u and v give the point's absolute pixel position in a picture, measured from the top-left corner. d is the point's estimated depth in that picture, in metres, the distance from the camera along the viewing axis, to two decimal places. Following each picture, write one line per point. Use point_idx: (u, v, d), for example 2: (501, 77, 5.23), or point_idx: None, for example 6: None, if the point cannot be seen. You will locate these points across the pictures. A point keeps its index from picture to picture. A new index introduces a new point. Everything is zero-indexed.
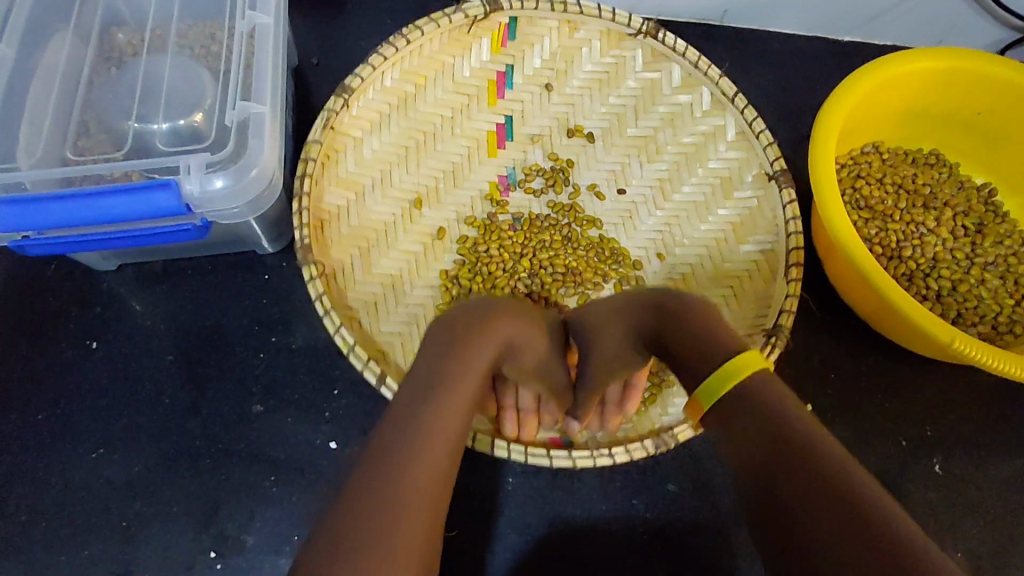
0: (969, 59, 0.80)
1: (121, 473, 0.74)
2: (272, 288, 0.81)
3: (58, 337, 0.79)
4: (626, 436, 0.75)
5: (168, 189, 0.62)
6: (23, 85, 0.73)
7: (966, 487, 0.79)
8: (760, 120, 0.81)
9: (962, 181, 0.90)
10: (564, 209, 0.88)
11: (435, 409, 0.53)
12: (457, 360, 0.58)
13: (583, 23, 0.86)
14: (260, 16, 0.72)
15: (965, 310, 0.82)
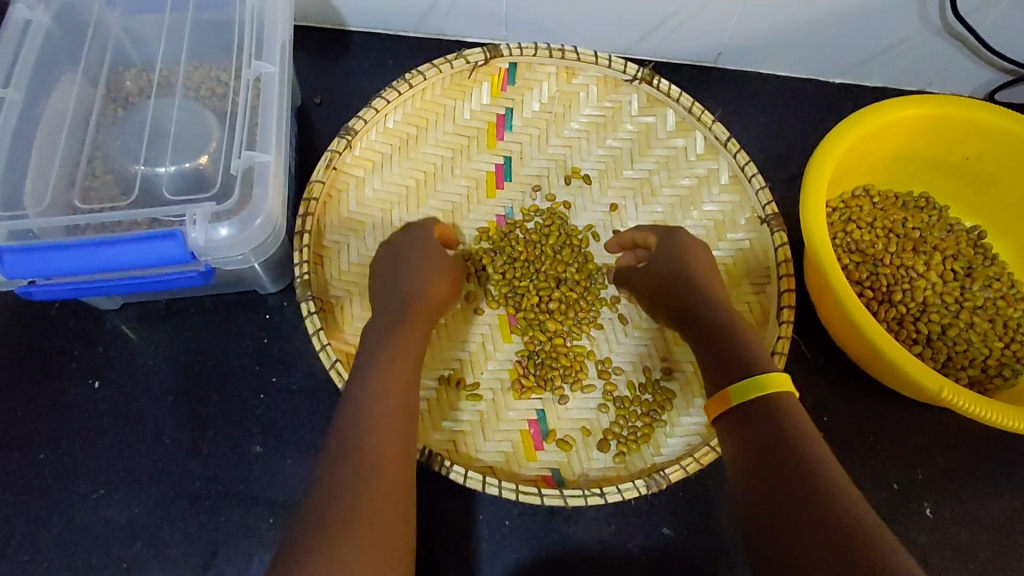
0: (957, 107, 0.82)
1: (121, 514, 0.75)
2: (273, 328, 0.83)
3: (61, 376, 0.80)
4: (618, 476, 0.76)
5: (174, 239, 0.64)
6: (31, 127, 0.74)
7: (958, 531, 0.79)
8: (752, 164, 0.83)
9: (952, 224, 0.92)
10: (562, 240, 0.88)
11: (386, 371, 0.62)
12: (394, 334, 0.67)
13: (582, 70, 0.89)
14: (266, 65, 0.74)
15: (955, 353, 0.83)
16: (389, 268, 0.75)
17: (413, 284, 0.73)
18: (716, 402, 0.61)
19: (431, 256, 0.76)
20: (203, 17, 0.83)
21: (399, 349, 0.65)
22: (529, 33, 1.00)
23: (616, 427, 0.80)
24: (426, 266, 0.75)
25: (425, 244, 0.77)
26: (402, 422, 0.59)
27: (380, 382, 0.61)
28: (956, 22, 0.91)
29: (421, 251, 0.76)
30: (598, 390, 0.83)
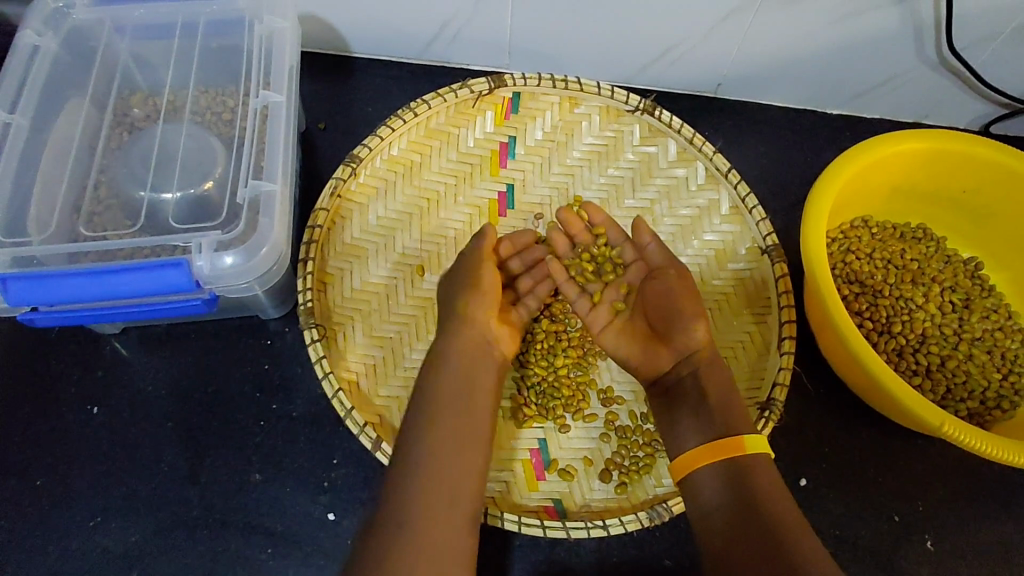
0: (954, 142, 0.83)
1: (118, 542, 0.75)
2: (274, 354, 0.83)
3: (60, 400, 0.79)
4: (619, 508, 0.76)
5: (180, 267, 0.66)
6: (36, 152, 0.74)
7: (959, 564, 0.79)
8: (753, 196, 0.84)
9: (949, 255, 0.93)
10: None
11: (468, 448, 0.64)
12: (471, 405, 0.68)
13: (584, 99, 0.90)
14: (273, 94, 0.75)
15: (954, 385, 0.84)
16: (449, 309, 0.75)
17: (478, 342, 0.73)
18: (682, 461, 0.67)
19: (485, 300, 0.75)
20: (211, 44, 0.84)
21: (479, 423, 0.67)
22: (532, 61, 1.01)
23: (619, 456, 0.80)
24: (480, 310, 0.74)
25: (479, 286, 0.75)
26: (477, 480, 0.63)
27: (463, 462, 0.63)
28: (951, 58, 0.92)
29: (472, 296, 0.75)
30: (600, 419, 0.83)
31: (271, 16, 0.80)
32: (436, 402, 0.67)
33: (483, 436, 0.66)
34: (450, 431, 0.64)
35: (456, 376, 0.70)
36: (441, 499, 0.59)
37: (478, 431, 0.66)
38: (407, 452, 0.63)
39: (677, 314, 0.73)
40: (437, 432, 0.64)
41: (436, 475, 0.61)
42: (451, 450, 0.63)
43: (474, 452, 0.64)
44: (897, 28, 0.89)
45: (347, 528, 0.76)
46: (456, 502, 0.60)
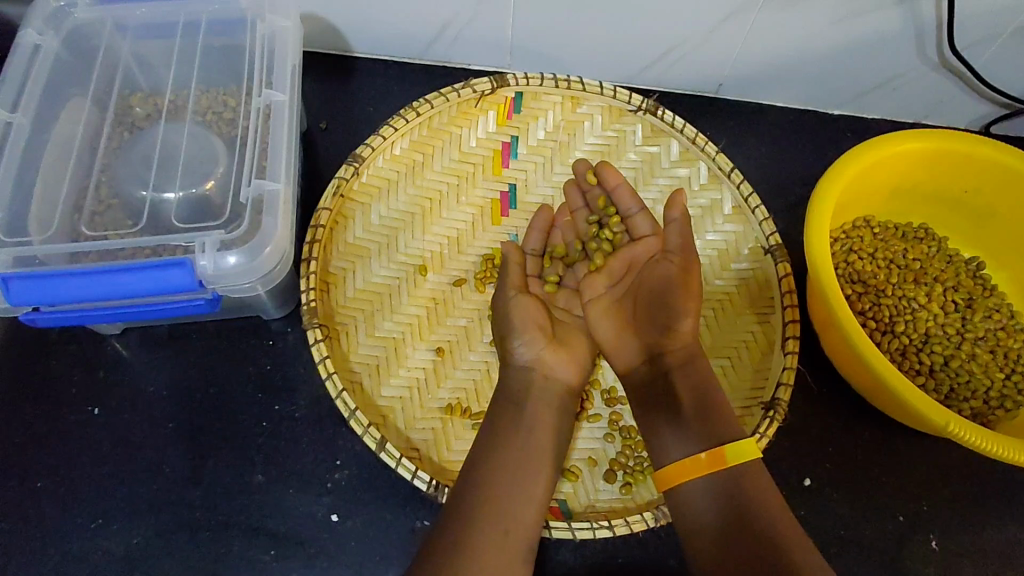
0: (957, 141, 0.83)
1: (119, 545, 0.74)
2: (276, 354, 0.82)
3: (61, 402, 0.79)
4: (623, 508, 0.76)
5: (184, 267, 0.65)
6: (37, 153, 0.74)
7: (963, 564, 0.79)
8: (756, 196, 0.84)
9: (951, 254, 0.93)
10: None
11: (529, 472, 0.70)
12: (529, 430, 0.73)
13: (586, 99, 0.90)
14: (276, 94, 0.75)
15: (957, 385, 0.84)
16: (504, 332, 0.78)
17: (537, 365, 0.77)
18: (669, 472, 0.67)
19: (533, 337, 0.77)
20: (213, 43, 0.83)
21: (539, 445, 0.72)
22: (533, 61, 1.01)
23: (623, 457, 0.80)
24: (530, 348, 0.76)
25: (518, 325, 0.77)
26: (537, 511, 0.68)
27: (526, 486, 0.69)
28: (952, 58, 0.92)
29: (518, 338, 0.77)
30: (604, 420, 0.83)
31: (274, 16, 0.80)
32: (500, 438, 0.72)
33: (545, 466, 0.71)
34: (509, 468, 0.69)
35: (516, 412, 0.74)
36: (498, 529, 0.65)
37: (539, 465, 0.71)
38: (466, 487, 0.68)
39: (665, 305, 0.71)
40: (496, 470, 0.68)
41: (499, 509, 0.66)
42: (510, 485, 0.68)
43: (538, 476, 0.70)
44: (899, 27, 0.89)
45: (351, 529, 0.76)
46: (517, 522, 0.66)
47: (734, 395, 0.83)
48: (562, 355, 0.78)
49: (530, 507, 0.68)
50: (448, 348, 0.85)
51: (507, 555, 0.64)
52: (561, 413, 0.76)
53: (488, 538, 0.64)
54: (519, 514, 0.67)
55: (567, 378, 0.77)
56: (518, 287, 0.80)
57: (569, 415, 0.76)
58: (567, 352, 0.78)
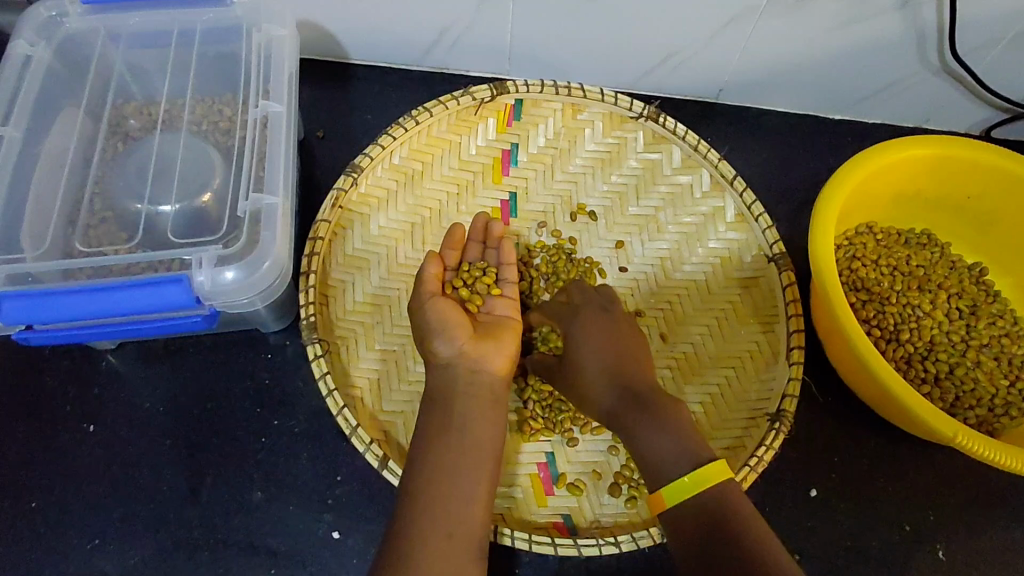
0: (958, 147, 0.83)
1: (117, 565, 0.73)
2: (275, 368, 0.81)
3: (56, 419, 0.78)
4: (631, 523, 0.75)
5: (181, 283, 0.64)
6: (28, 166, 0.72)
7: (970, 574, 0.79)
8: (759, 204, 0.83)
9: (954, 261, 0.92)
10: (580, 270, 0.88)
11: (463, 470, 0.65)
12: (457, 427, 0.68)
13: (587, 106, 0.89)
14: (273, 104, 0.74)
15: (963, 393, 0.83)
16: (423, 332, 0.74)
17: (458, 357, 0.71)
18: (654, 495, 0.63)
19: (453, 333, 0.72)
20: (208, 52, 0.82)
21: (472, 438, 0.68)
22: (533, 67, 1.00)
23: (627, 470, 0.78)
24: (451, 344, 0.71)
25: (439, 324, 0.72)
26: (481, 509, 0.64)
27: (465, 483, 0.65)
28: (954, 63, 0.92)
29: (440, 336, 0.72)
30: (607, 432, 0.82)
31: (269, 23, 0.79)
32: (432, 438, 0.67)
33: (487, 460, 0.67)
34: (447, 468, 0.65)
35: (446, 408, 0.69)
36: (443, 532, 0.61)
37: (479, 459, 0.67)
38: (410, 494, 0.64)
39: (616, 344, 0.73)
40: (437, 471, 0.64)
41: (440, 513, 0.62)
42: (451, 485, 0.64)
43: (480, 471, 0.66)
44: (901, 33, 0.89)
45: (352, 546, 0.75)
46: (460, 523, 0.62)
47: (738, 404, 0.82)
48: (487, 343, 0.73)
49: (472, 506, 0.64)
50: None
51: (455, 558, 0.60)
52: (496, 406, 0.71)
53: (431, 544, 0.60)
54: (464, 514, 0.63)
55: (498, 367, 0.73)
56: (434, 290, 0.77)
57: (503, 405, 0.72)
58: (494, 341, 0.74)
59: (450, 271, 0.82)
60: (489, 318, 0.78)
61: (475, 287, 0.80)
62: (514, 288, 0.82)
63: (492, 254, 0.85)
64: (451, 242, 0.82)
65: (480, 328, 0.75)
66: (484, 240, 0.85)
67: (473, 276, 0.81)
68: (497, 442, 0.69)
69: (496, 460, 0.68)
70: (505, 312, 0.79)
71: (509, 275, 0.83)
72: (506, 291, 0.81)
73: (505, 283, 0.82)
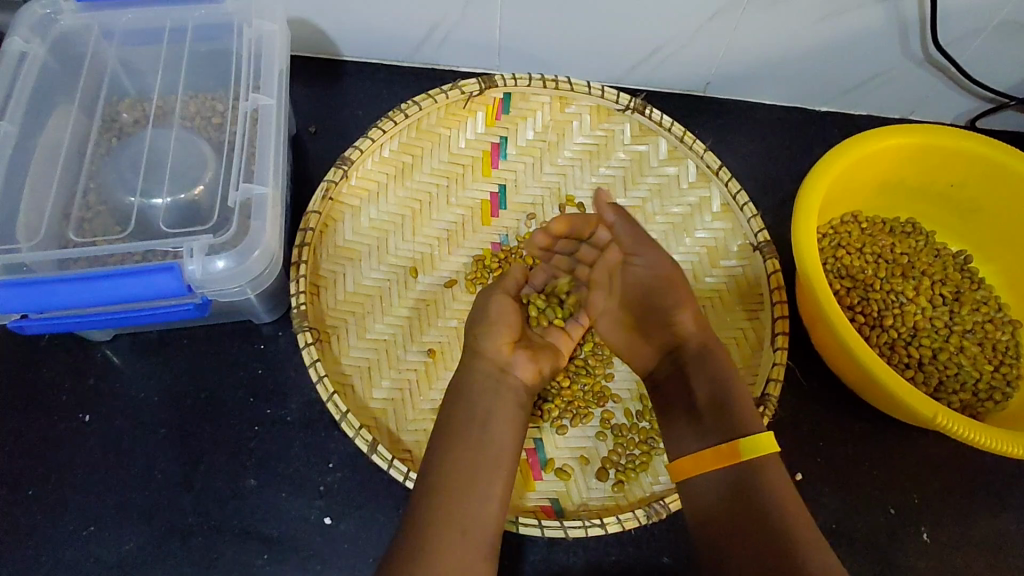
0: (940, 136, 0.84)
1: (112, 552, 0.74)
2: (268, 358, 0.82)
3: (51, 409, 0.79)
4: (618, 506, 0.76)
5: (172, 271, 0.65)
6: (24, 161, 0.74)
7: (955, 555, 0.80)
8: (743, 193, 0.84)
9: (938, 249, 0.93)
10: None
11: (486, 470, 0.66)
12: (480, 426, 0.68)
13: (574, 99, 0.90)
14: (263, 98, 0.75)
15: (946, 377, 0.84)
16: (471, 329, 0.74)
17: (497, 355, 0.72)
18: (682, 463, 0.68)
19: (500, 331, 0.73)
20: (201, 48, 0.83)
21: (494, 438, 0.68)
22: (521, 62, 1.02)
23: (615, 454, 0.80)
24: (494, 340, 0.72)
25: (493, 318, 0.73)
26: (497, 510, 0.65)
27: (485, 483, 0.65)
28: (936, 54, 0.93)
29: (484, 330, 0.73)
30: (596, 419, 0.83)
31: (260, 19, 0.80)
32: (454, 435, 0.68)
33: (505, 460, 0.68)
34: (467, 470, 0.66)
35: (468, 410, 0.69)
36: (457, 529, 0.62)
37: (497, 461, 0.67)
38: (429, 487, 0.65)
39: (659, 305, 0.73)
40: (455, 471, 0.65)
41: (455, 510, 0.63)
42: (470, 485, 0.65)
43: (498, 471, 0.66)
44: (883, 25, 0.90)
45: (344, 531, 0.76)
46: (472, 520, 0.63)
47: None
48: (524, 354, 0.73)
49: (490, 507, 0.64)
50: (440, 350, 0.86)
51: (468, 554, 0.61)
52: (519, 410, 0.71)
53: (446, 541, 0.61)
54: (480, 513, 0.64)
55: (523, 376, 0.72)
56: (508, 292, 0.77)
57: (525, 414, 0.72)
58: (530, 353, 0.74)
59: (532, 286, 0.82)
60: (537, 338, 0.77)
61: (546, 311, 0.79)
62: (582, 331, 0.80)
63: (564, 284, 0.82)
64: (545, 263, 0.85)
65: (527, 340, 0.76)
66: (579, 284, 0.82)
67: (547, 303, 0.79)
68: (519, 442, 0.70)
69: (514, 463, 0.68)
70: (555, 343, 0.78)
71: (585, 318, 0.80)
72: (573, 329, 0.79)
73: (576, 322, 0.80)
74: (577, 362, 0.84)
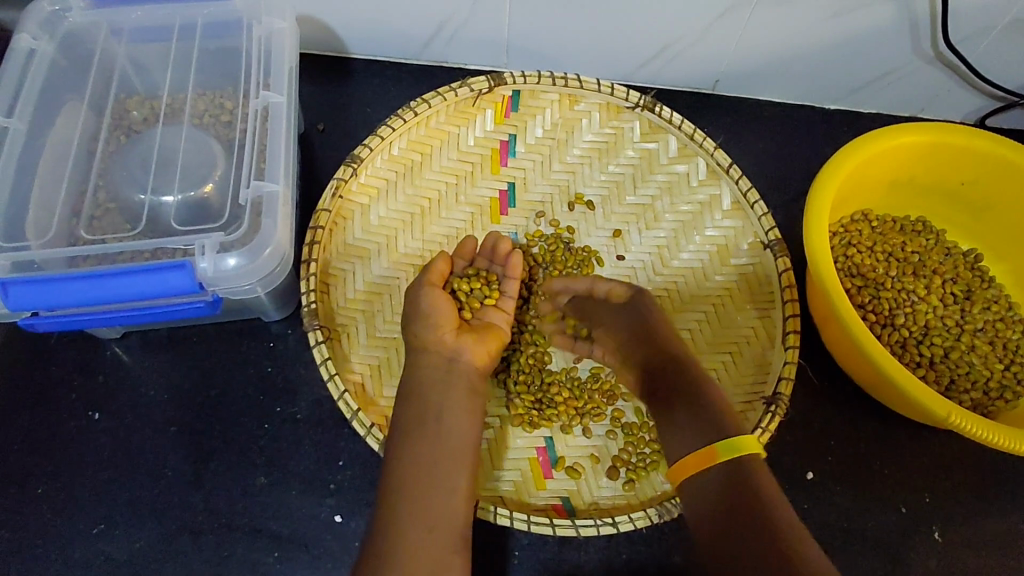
0: (952, 134, 0.84)
1: (122, 550, 0.74)
2: (277, 356, 0.82)
3: (61, 407, 0.79)
4: (629, 505, 0.76)
5: (184, 269, 0.65)
6: (33, 158, 0.74)
7: (967, 555, 0.79)
8: (754, 191, 0.84)
9: (949, 247, 0.93)
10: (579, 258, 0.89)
11: (446, 460, 0.66)
12: (434, 418, 0.69)
13: (584, 97, 0.89)
14: (273, 95, 0.75)
15: (957, 376, 0.84)
16: (407, 326, 0.75)
17: (438, 344, 0.73)
18: (676, 468, 0.66)
19: (436, 322, 0.74)
20: (209, 46, 0.83)
21: (450, 429, 0.69)
22: (530, 60, 1.01)
23: (626, 453, 0.80)
24: (433, 332, 0.74)
25: (427, 313, 0.74)
26: (463, 502, 0.65)
27: (446, 473, 0.66)
28: (947, 51, 0.92)
29: (422, 324, 0.74)
30: (606, 418, 0.83)
31: (269, 17, 0.80)
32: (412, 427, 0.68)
33: (467, 448, 0.69)
34: (426, 466, 0.65)
35: (421, 404, 0.70)
36: (423, 527, 0.61)
37: (457, 452, 0.68)
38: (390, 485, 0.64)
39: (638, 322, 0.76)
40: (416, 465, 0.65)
41: (417, 506, 0.63)
42: (432, 480, 0.65)
43: (459, 461, 0.67)
44: (895, 22, 0.90)
45: (354, 530, 0.76)
46: (439, 512, 0.63)
47: (735, 389, 0.83)
48: (467, 337, 0.75)
49: (455, 502, 0.64)
50: None
51: (441, 546, 0.61)
52: (473, 399, 0.72)
53: (412, 539, 0.60)
54: (444, 507, 0.64)
55: (475, 358, 0.74)
56: (437, 282, 0.78)
57: (479, 398, 0.73)
58: (474, 337, 0.76)
59: (456, 274, 0.82)
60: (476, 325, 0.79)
61: (474, 293, 0.80)
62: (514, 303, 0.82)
63: (484, 261, 0.84)
64: (462, 250, 0.83)
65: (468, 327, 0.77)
66: (492, 259, 0.84)
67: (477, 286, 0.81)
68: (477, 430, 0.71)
69: (474, 455, 0.69)
70: (495, 322, 0.80)
71: (513, 289, 0.82)
72: (505, 303, 0.81)
73: (506, 297, 0.82)
74: (573, 372, 0.84)
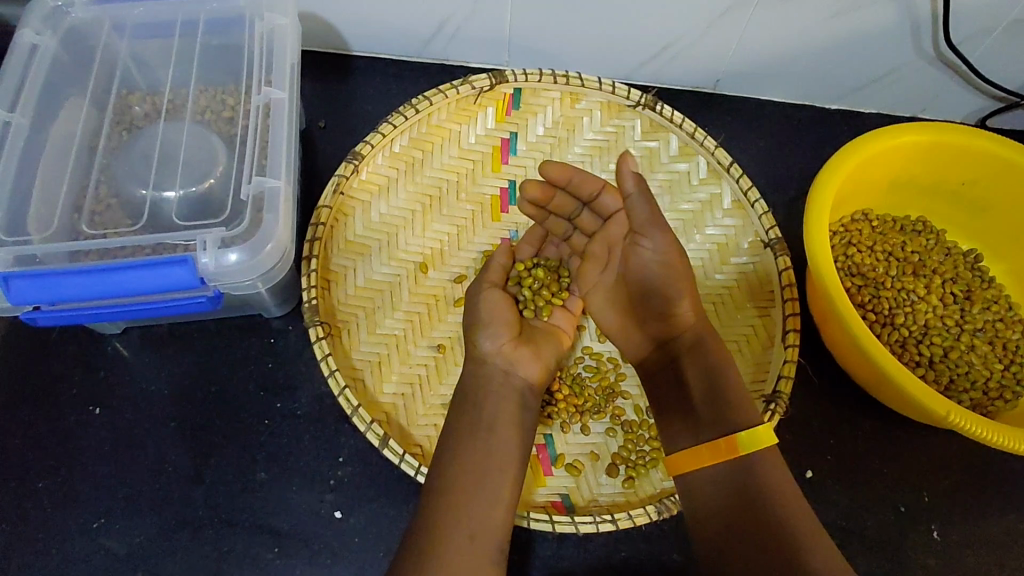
0: (951, 134, 0.84)
1: (123, 544, 0.74)
2: (278, 352, 0.82)
3: (61, 401, 0.79)
4: (630, 502, 0.76)
5: (186, 264, 0.65)
6: (35, 154, 0.74)
7: (965, 554, 0.80)
8: (755, 190, 0.84)
9: (949, 247, 0.93)
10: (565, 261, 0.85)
11: (492, 470, 0.67)
12: (487, 428, 0.70)
13: (585, 95, 0.89)
14: (275, 91, 0.75)
15: (957, 376, 0.84)
16: (468, 330, 0.77)
17: (495, 355, 0.74)
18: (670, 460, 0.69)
19: (499, 332, 0.75)
20: (211, 42, 0.83)
21: (499, 441, 0.69)
22: (532, 58, 1.01)
23: (625, 451, 0.80)
24: (492, 342, 0.75)
25: (487, 320, 0.76)
26: (505, 513, 0.66)
27: (492, 486, 0.66)
28: (948, 51, 0.93)
29: (483, 332, 0.75)
30: (606, 416, 0.83)
31: (271, 13, 0.80)
32: (457, 434, 0.70)
33: (514, 460, 0.69)
34: (474, 474, 0.66)
35: (477, 412, 0.71)
36: (464, 533, 0.63)
37: (503, 465, 0.68)
38: (432, 489, 0.66)
39: (657, 292, 0.71)
40: (461, 474, 0.66)
41: (460, 513, 0.64)
42: (477, 487, 0.66)
43: (504, 473, 0.68)
44: (896, 21, 0.90)
45: (354, 526, 0.76)
46: (482, 522, 0.64)
47: None
48: (524, 350, 0.76)
49: (495, 512, 0.65)
50: (449, 345, 0.86)
51: (478, 555, 0.62)
52: (522, 412, 0.73)
53: (454, 546, 0.61)
54: (487, 517, 0.64)
55: (528, 375, 0.75)
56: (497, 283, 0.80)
57: (530, 412, 0.74)
58: (532, 351, 0.76)
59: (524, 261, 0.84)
60: (543, 327, 0.81)
61: (538, 289, 0.82)
62: (579, 303, 0.84)
63: (553, 252, 0.87)
64: (528, 238, 0.86)
65: (526, 333, 0.78)
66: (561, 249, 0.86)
67: (538, 280, 0.82)
68: (526, 445, 0.71)
69: (519, 467, 0.69)
70: (558, 324, 0.82)
71: (579, 289, 0.85)
72: (569, 304, 0.84)
73: (573, 298, 0.84)
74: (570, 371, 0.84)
